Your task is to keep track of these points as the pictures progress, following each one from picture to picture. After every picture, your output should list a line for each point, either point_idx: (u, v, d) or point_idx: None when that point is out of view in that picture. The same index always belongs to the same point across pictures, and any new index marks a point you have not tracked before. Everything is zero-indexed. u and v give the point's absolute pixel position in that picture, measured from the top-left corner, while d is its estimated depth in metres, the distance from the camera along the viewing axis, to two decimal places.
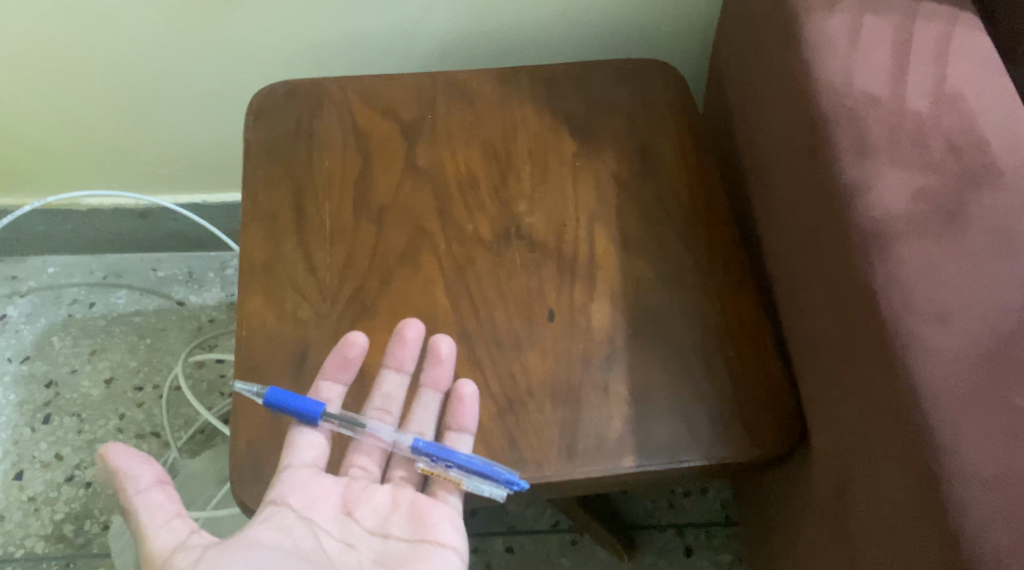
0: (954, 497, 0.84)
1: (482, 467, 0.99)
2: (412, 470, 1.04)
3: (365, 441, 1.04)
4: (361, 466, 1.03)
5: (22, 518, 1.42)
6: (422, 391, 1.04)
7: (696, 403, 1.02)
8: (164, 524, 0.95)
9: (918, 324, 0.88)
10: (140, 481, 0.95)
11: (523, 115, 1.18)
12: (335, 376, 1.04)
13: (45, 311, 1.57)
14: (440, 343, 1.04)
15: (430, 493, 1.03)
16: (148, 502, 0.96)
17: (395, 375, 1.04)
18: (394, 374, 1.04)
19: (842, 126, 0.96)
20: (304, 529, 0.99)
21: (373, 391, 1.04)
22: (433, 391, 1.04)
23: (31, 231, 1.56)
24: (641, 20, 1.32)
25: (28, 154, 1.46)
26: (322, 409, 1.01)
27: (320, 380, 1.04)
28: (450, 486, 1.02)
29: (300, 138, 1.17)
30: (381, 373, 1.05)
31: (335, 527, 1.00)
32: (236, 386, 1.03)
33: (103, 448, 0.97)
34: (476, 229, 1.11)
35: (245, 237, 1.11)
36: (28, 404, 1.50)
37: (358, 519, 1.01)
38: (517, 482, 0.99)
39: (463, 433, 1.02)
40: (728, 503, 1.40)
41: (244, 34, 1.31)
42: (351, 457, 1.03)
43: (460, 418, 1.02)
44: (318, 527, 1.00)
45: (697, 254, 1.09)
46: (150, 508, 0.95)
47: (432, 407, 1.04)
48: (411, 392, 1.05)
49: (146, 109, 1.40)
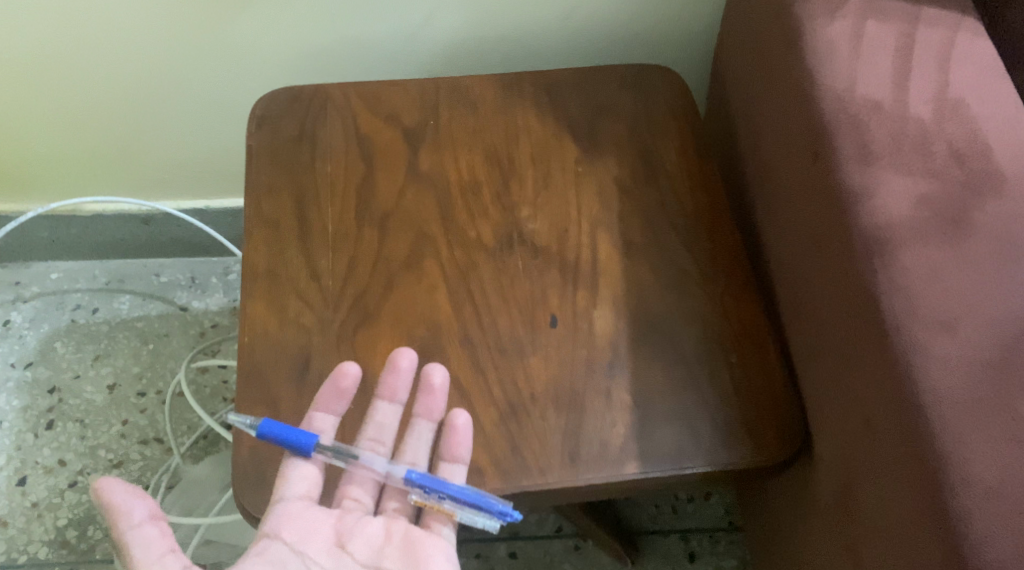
0: (958, 504, 0.84)
1: (476, 498, 0.99)
2: (406, 502, 1.03)
3: (357, 472, 1.02)
4: (355, 498, 1.02)
5: (25, 524, 1.42)
6: (415, 421, 1.03)
7: (699, 410, 1.02)
8: (158, 561, 0.95)
9: (921, 332, 0.88)
10: (134, 516, 0.95)
11: (526, 121, 1.18)
12: (328, 407, 1.02)
13: (48, 317, 1.57)
14: (434, 373, 1.03)
15: (424, 525, 1.02)
16: (141, 537, 0.95)
17: (388, 405, 1.03)
18: (386, 404, 1.03)
19: (845, 132, 0.96)
20: (297, 563, 0.98)
21: (367, 421, 1.03)
22: (426, 421, 1.03)
23: (35, 237, 1.56)
24: (643, 25, 1.32)
25: (31, 161, 1.46)
26: (315, 441, 1.00)
27: (313, 411, 1.02)
28: (444, 517, 1.02)
29: (303, 144, 1.17)
30: (374, 403, 1.03)
31: (328, 560, 0.99)
32: (230, 417, 1.02)
33: (96, 481, 0.95)
34: (478, 236, 1.11)
35: (248, 243, 1.11)
36: (32, 410, 1.50)
37: (351, 552, 1.00)
38: (510, 513, 0.98)
39: (456, 463, 1.00)
40: (731, 509, 1.39)
41: (247, 39, 1.31)
42: (345, 489, 1.02)
43: (454, 448, 1.00)
44: (312, 562, 0.99)
45: (700, 260, 1.09)
46: (143, 544, 0.95)
47: (426, 437, 1.03)
48: (404, 422, 1.04)
49: (150, 115, 1.40)
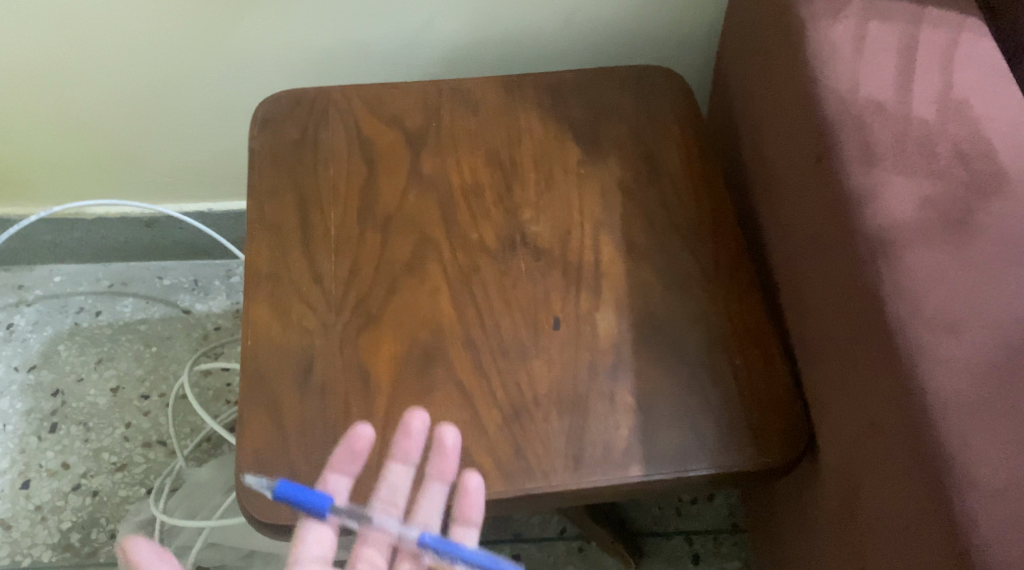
0: (965, 507, 0.83)
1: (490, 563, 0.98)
2: (418, 565, 1.00)
3: (371, 534, 1.00)
4: (368, 560, 1.00)
5: (29, 527, 1.42)
6: (428, 483, 1.00)
7: (703, 412, 1.02)
8: None
9: (926, 334, 0.88)
10: None
11: (528, 124, 1.18)
12: (342, 469, 1.00)
13: (52, 320, 1.57)
14: (446, 434, 1.00)
15: None
16: None
17: (401, 467, 1.01)
18: (399, 466, 1.01)
19: (848, 134, 0.96)
20: None
21: (380, 483, 1.01)
22: (439, 482, 1.00)
23: (38, 240, 1.57)
24: (645, 27, 1.32)
25: (34, 164, 1.46)
26: (330, 503, 0.98)
27: (326, 473, 1.00)
28: None
29: (305, 147, 1.17)
30: (387, 464, 1.01)
31: None
32: (246, 479, 0.99)
33: (123, 539, 0.91)
34: (481, 238, 1.11)
35: (251, 247, 1.11)
36: (35, 413, 1.50)
37: None
38: None
39: (469, 526, 0.99)
40: (735, 510, 1.39)
41: (249, 43, 1.31)
42: (358, 551, 1.00)
43: (467, 511, 0.99)
44: None
45: (703, 262, 1.09)
46: None
47: (439, 498, 1.00)
48: (417, 482, 1.01)
49: (152, 119, 1.40)
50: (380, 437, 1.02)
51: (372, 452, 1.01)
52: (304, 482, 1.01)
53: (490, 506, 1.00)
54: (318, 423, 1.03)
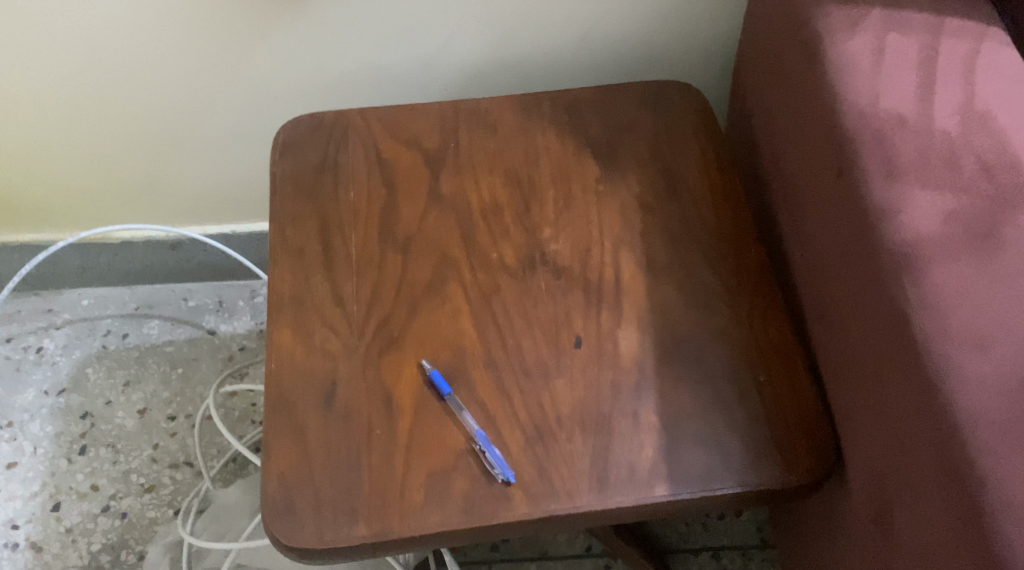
0: (999, 528, 0.83)
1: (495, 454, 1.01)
2: None
3: (431, 445, 1.02)
4: (428, 461, 1.01)
5: (59, 549, 1.42)
6: (513, 338, 1.06)
7: (728, 430, 1.02)
8: None
9: (955, 350, 0.87)
10: None
11: (546, 142, 1.18)
12: (435, 353, 1.06)
13: (80, 343, 1.58)
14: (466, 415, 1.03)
15: None
16: None
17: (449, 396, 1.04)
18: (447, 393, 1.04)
19: (869, 148, 0.95)
20: None
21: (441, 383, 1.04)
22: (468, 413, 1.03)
23: (67, 265, 1.58)
24: (660, 44, 1.31)
25: (62, 191, 1.47)
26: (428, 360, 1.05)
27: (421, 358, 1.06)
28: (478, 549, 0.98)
29: (325, 170, 1.17)
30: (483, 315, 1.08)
31: None
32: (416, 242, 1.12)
33: None
34: (501, 258, 1.11)
35: (273, 270, 1.11)
36: (65, 436, 1.50)
37: None
38: (508, 474, 1.00)
39: (541, 366, 1.05)
40: (763, 526, 1.38)
41: (269, 68, 1.31)
42: (420, 455, 1.01)
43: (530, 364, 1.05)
44: None
45: (726, 279, 1.09)
46: None
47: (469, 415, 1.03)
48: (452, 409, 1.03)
49: (177, 143, 1.41)
50: (404, 459, 1.01)
51: (396, 474, 1.01)
52: (327, 506, 1.00)
53: (515, 528, 0.99)
54: (341, 445, 1.02)
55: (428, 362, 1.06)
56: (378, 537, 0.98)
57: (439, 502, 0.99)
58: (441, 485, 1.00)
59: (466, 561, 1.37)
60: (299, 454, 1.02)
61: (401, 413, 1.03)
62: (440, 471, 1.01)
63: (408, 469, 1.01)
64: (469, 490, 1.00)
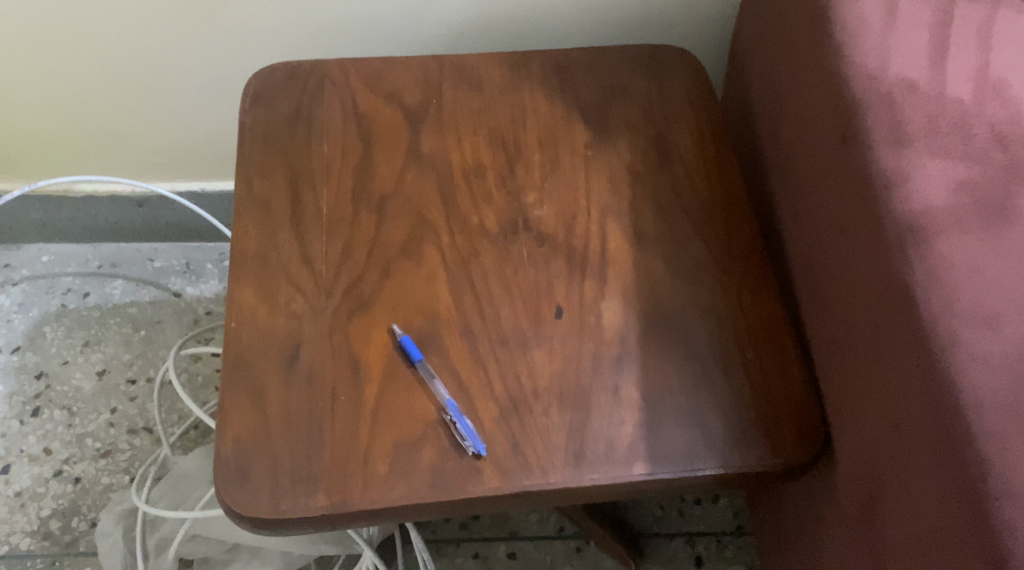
0: (1003, 516, 0.78)
1: (467, 424, 0.95)
2: None
3: (400, 413, 0.96)
4: (397, 431, 0.95)
5: (7, 513, 1.36)
6: (490, 306, 1.01)
7: (713, 409, 0.96)
8: None
9: (963, 329, 0.82)
10: None
11: (533, 103, 1.12)
12: (407, 318, 1.00)
13: (38, 301, 1.51)
14: (438, 385, 0.97)
15: None
16: None
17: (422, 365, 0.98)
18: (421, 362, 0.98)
19: (877, 114, 0.90)
20: None
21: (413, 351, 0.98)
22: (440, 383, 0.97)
23: (26, 218, 1.51)
24: (657, 7, 1.26)
25: (20, 137, 1.40)
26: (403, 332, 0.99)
27: (393, 323, 1.00)
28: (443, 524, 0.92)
29: (299, 123, 1.11)
30: (458, 282, 1.02)
31: None
32: (392, 201, 1.06)
33: None
34: (482, 221, 1.05)
35: (238, 225, 1.05)
36: (17, 396, 1.44)
37: None
38: (479, 446, 0.94)
39: (518, 335, 0.99)
40: (740, 512, 1.34)
41: (245, 16, 1.25)
42: (390, 425, 0.96)
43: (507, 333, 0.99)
44: None
45: (715, 251, 1.03)
46: None
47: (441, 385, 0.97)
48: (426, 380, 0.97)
49: (144, 93, 1.34)
50: (369, 427, 0.96)
51: (360, 443, 0.95)
52: (286, 475, 0.94)
53: (485, 503, 0.94)
54: (304, 410, 0.96)
55: (399, 328, 1.00)
56: (337, 508, 0.93)
57: (405, 473, 0.94)
58: (407, 456, 0.94)
59: (433, 539, 1.32)
60: (256, 418, 0.96)
61: (370, 380, 0.98)
62: (408, 442, 0.95)
63: (373, 438, 0.95)
64: (438, 461, 0.94)
